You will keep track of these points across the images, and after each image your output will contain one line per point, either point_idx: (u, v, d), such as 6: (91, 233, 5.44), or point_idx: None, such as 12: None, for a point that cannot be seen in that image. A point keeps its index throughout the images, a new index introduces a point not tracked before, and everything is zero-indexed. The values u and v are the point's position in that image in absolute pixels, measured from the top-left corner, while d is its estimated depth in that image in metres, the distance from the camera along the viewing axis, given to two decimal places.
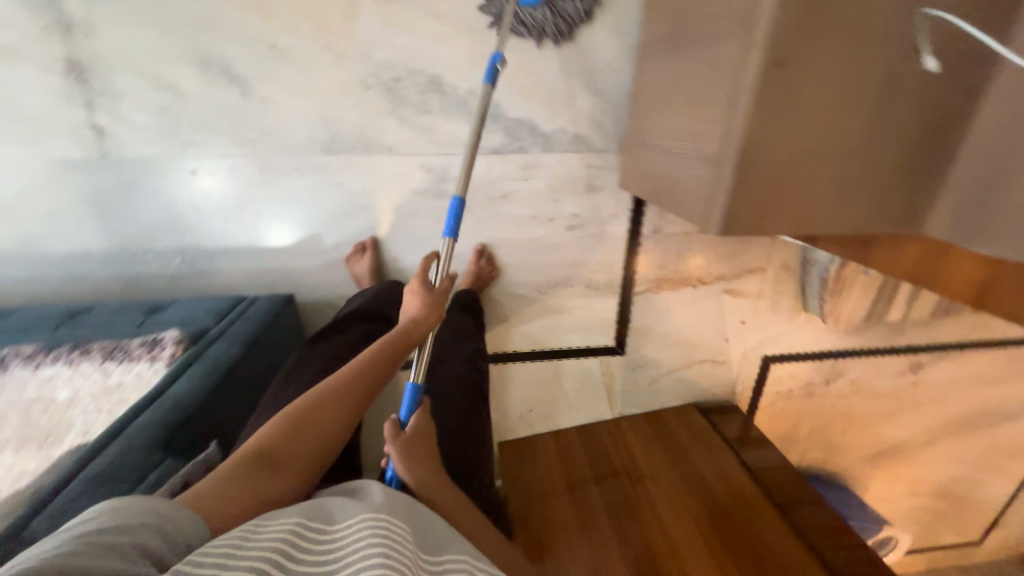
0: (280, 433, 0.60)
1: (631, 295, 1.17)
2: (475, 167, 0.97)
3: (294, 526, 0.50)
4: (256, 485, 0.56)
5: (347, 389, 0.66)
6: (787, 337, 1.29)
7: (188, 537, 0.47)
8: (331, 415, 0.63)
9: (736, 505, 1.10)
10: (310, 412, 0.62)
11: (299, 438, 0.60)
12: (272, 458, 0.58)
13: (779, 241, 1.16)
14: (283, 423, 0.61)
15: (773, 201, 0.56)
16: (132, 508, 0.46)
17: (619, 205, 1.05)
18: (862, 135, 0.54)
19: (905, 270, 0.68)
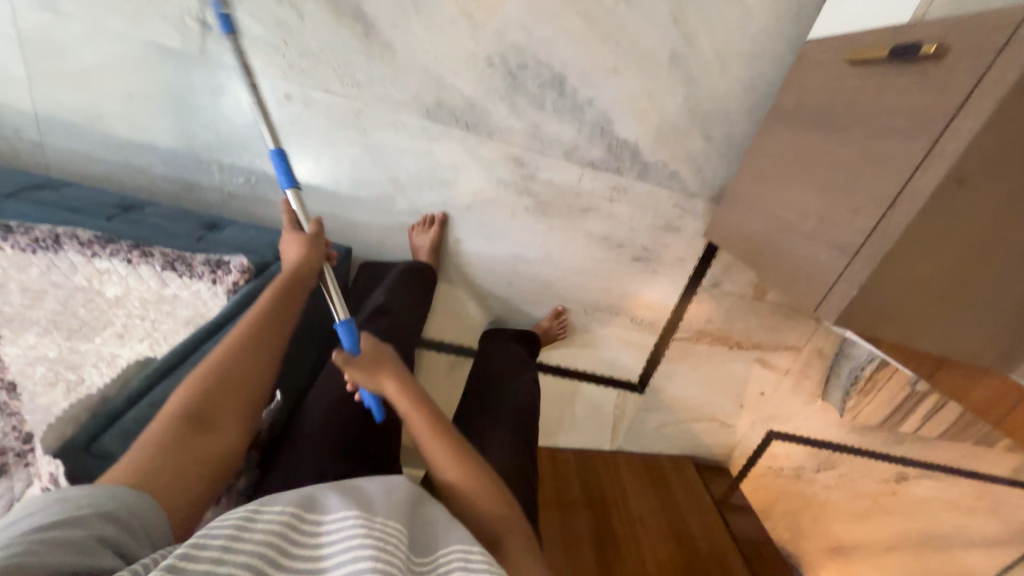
0: (202, 388, 0.54)
1: (669, 339, 1.16)
2: (567, 174, 0.95)
3: (283, 524, 0.43)
4: (192, 449, 0.50)
5: (252, 330, 0.60)
6: (797, 419, 1.31)
7: (151, 527, 0.44)
8: (246, 358, 0.58)
9: (714, 564, 1.13)
10: (220, 360, 0.56)
11: (222, 388, 0.55)
12: (197, 415, 0.52)
13: (823, 327, 1.17)
14: (199, 379, 0.55)
15: (898, 310, 0.56)
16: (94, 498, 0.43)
17: (689, 250, 1.05)
18: (1003, 270, 0.54)
19: (971, 403, 0.71)
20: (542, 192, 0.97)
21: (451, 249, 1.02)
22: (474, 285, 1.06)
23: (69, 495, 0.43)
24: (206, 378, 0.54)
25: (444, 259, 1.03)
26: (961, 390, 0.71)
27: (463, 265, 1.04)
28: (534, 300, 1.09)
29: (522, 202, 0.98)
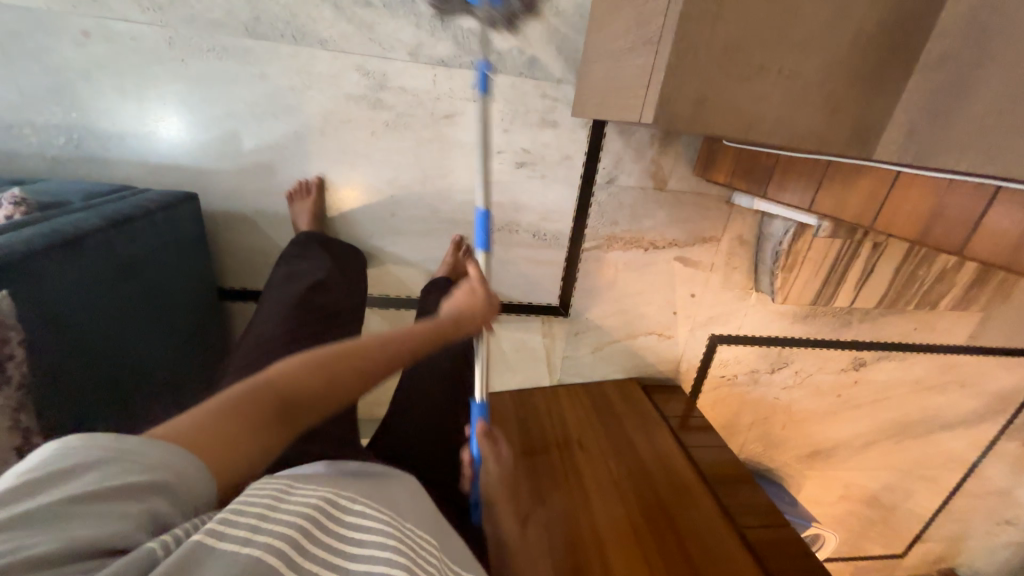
0: (304, 380, 0.46)
1: (579, 251, 1.10)
2: (418, 78, 0.89)
3: (316, 504, 0.43)
4: (268, 443, 0.41)
5: (389, 354, 0.54)
6: (736, 317, 1.25)
7: (189, 493, 0.36)
8: (357, 372, 0.50)
9: (673, 493, 1.00)
10: (344, 354, 0.50)
11: (323, 391, 0.47)
12: (292, 408, 0.44)
13: (736, 210, 1.11)
14: (319, 362, 0.47)
15: (715, 92, 0.50)
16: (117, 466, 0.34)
17: (573, 145, 0.98)
18: (816, 24, 0.48)
19: (853, 213, 0.64)
20: (398, 102, 0.90)
21: (337, 211, 0.98)
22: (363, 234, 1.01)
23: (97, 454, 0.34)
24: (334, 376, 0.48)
25: (333, 223, 0.98)
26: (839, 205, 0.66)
27: (351, 219, 0.99)
28: (423, 227, 1.02)
29: (380, 117, 0.91)
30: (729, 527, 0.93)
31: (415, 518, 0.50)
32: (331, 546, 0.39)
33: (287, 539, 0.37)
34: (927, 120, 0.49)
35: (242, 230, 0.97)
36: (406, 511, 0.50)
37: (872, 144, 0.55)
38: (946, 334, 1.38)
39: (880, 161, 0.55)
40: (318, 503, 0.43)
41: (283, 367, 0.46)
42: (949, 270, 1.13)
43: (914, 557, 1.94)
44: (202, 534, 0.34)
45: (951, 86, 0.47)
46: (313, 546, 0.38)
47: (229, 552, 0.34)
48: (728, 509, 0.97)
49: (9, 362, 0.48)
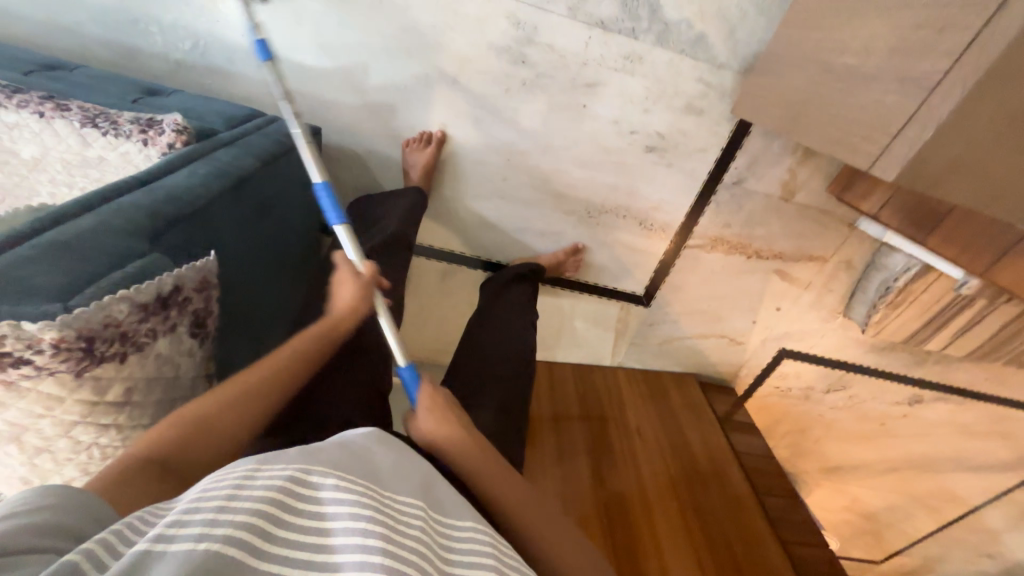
0: (183, 436, 0.44)
1: (680, 246, 1.06)
2: (571, 37, 0.80)
3: (287, 481, 0.38)
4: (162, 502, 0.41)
5: (272, 386, 0.50)
6: (813, 336, 1.23)
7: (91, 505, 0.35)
8: (241, 412, 0.47)
9: (716, 485, 1.07)
10: (202, 411, 0.46)
11: (205, 445, 0.45)
12: (173, 466, 0.43)
13: (855, 233, 1.04)
14: (178, 425, 0.44)
15: (970, 157, 0.48)
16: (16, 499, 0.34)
17: (712, 139, 0.90)
18: None
19: None
20: (541, 61, 0.82)
21: (450, 168, 0.94)
22: (468, 193, 0.97)
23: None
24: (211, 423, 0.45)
25: (442, 178, 0.95)
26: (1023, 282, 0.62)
27: (460, 178, 0.95)
28: (531, 196, 0.98)
29: (517, 74, 0.84)
30: (766, 523, 1.02)
31: (407, 481, 0.45)
32: (303, 529, 0.36)
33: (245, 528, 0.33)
34: None
35: (351, 169, 0.94)
36: (391, 478, 0.44)
37: None
38: (1016, 390, 1.36)
39: None
40: (287, 482, 0.38)
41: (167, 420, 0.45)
42: None
43: None
44: (148, 541, 0.31)
45: None
46: (274, 539, 0.34)
47: (176, 553, 0.30)
48: (764, 506, 1.06)
49: (208, 319, 0.51)
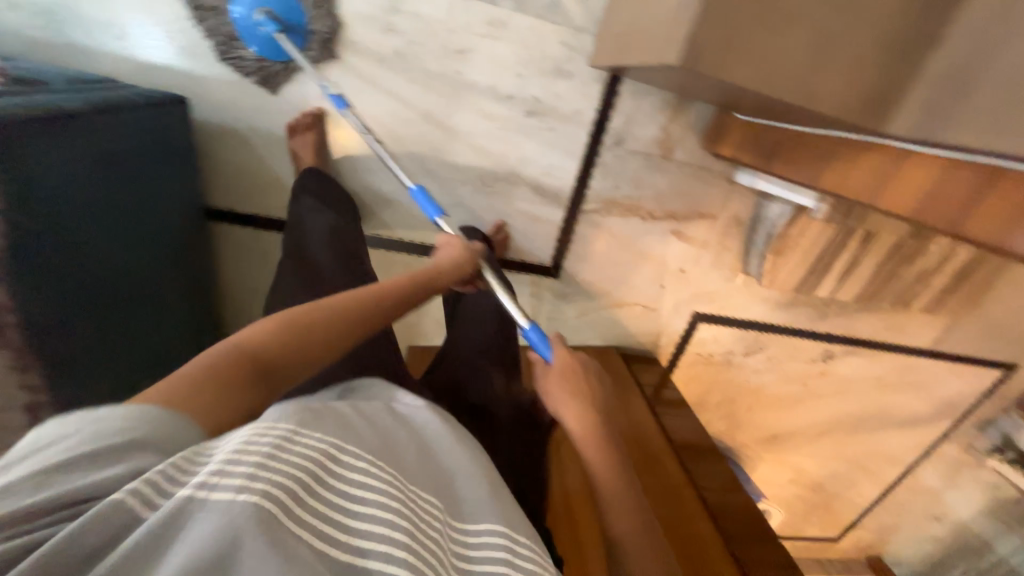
0: (267, 350, 0.52)
1: (578, 212, 1.09)
2: (435, 6, 0.85)
3: (321, 455, 0.41)
4: (253, 395, 0.49)
5: (340, 316, 0.59)
6: (721, 297, 1.27)
7: (178, 440, 0.41)
8: (305, 334, 0.55)
9: (646, 463, 1.03)
10: (305, 325, 0.56)
11: (284, 355, 0.53)
12: (271, 368, 0.52)
13: (736, 189, 1.11)
14: (281, 326, 0.54)
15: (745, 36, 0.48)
16: (65, 426, 0.38)
17: (585, 100, 0.96)
18: None
19: (852, 188, 0.66)
20: (410, 30, 0.86)
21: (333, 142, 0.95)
22: (357, 168, 0.97)
23: (34, 443, 0.37)
24: (305, 338, 0.55)
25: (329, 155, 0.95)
26: (843, 178, 0.67)
27: (345, 152, 0.96)
28: (423, 168, 0.99)
29: (388, 43, 0.87)
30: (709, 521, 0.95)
31: (426, 472, 0.49)
32: (325, 507, 0.39)
33: (280, 492, 0.36)
34: (942, 101, 0.51)
35: (230, 146, 0.93)
36: (411, 465, 0.48)
37: (888, 121, 0.56)
38: (913, 336, 1.45)
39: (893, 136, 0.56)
40: (321, 457, 0.41)
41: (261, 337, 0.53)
42: (927, 272, 1.17)
43: (850, 545, 2.07)
44: (191, 488, 0.35)
45: (970, 64, 0.49)
46: (301, 513, 0.37)
47: (218, 503, 0.34)
48: (703, 496, 1.00)
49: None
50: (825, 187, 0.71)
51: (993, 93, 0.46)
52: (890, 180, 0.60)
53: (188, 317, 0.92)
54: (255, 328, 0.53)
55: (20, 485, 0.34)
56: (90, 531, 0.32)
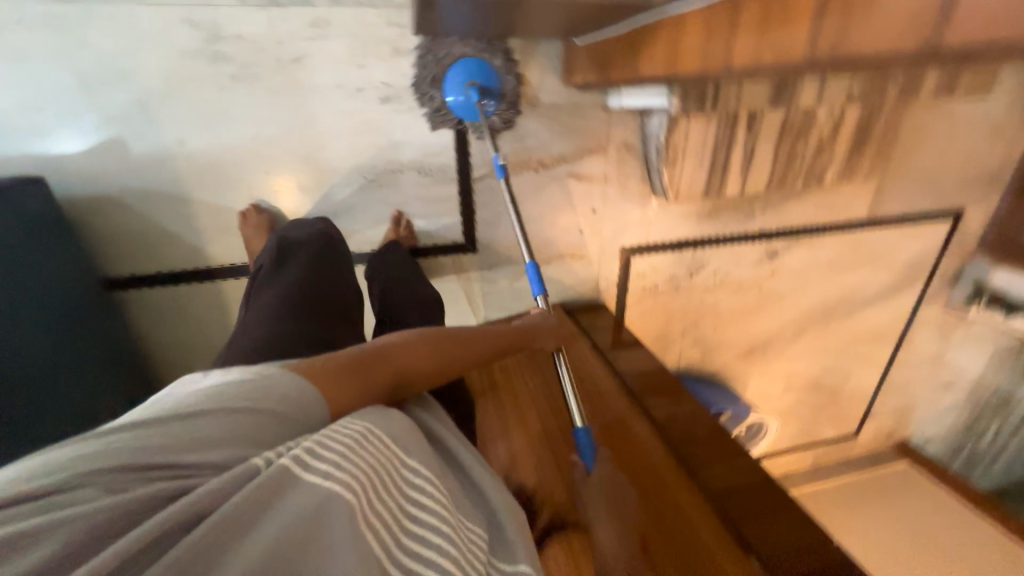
0: (405, 369, 0.62)
1: (471, 181, 1.10)
2: (254, 24, 0.87)
3: (390, 459, 0.47)
4: (378, 393, 0.56)
5: (456, 358, 0.69)
6: (643, 226, 1.28)
7: (310, 417, 0.48)
8: (430, 364, 0.65)
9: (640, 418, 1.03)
10: (438, 348, 0.66)
11: (413, 376, 0.63)
12: (400, 375, 0.60)
13: (614, 116, 1.13)
14: (418, 349, 0.64)
15: None
16: (223, 381, 0.48)
17: (433, 73, 0.98)
18: None
19: (661, 61, 0.68)
20: (238, 53, 0.89)
21: (206, 182, 0.96)
22: (239, 200, 0.99)
23: (221, 379, 0.48)
24: (429, 360, 0.64)
25: (216, 196, 0.97)
26: (655, 58, 0.69)
27: (226, 190, 0.97)
28: (302, 181, 1.00)
29: (222, 70, 0.89)
30: (658, 444, 0.83)
31: (466, 505, 0.54)
32: (392, 503, 0.44)
33: (359, 481, 0.41)
34: None
35: (106, 213, 0.94)
36: (458, 500, 0.53)
37: None
38: (847, 210, 1.45)
39: None
40: (394, 457, 0.48)
41: (397, 347, 0.62)
42: (824, 141, 1.18)
43: (872, 436, 2.04)
44: (289, 461, 0.40)
45: None
46: (371, 509, 0.41)
47: (307, 483, 0.39)
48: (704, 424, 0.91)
49: None
50: (648, 72, 0.72)
51: None
52: (680, 42, 0.64)
53: (122, 379, 0.95)
54: (404, 339, 0.63)
55: (188, 416, 0.43)
56: (227, 483, 0.38)
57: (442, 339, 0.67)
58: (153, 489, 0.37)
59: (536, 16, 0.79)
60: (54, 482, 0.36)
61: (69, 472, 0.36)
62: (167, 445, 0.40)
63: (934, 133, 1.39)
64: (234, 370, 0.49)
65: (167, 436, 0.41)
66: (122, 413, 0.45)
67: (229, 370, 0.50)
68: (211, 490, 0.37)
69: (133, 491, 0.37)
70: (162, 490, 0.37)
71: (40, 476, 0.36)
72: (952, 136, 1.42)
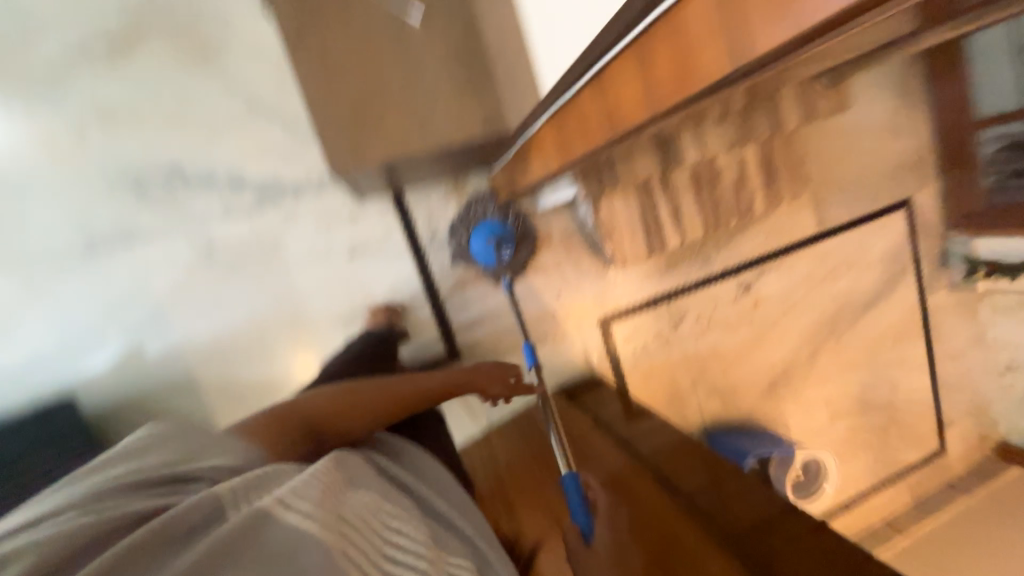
0: (323, 418, 0.72)
1: (440, 299, 1.22)
2: (238, 231, 1.09)
3: (365, 505, 0.49)
4: (292, 441, 0.69)
5: (380, 403, 0.75)
6: (609, 295, 1.37)
7: (238, 450, 0.62)
8: (350, 413, 0.72)
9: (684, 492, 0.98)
10: (354, 394, 0.74)
11: (333, 422, 0.72)
12: (311, 425, 0.71)
13: (550, 213, 1.31)
14: (335, 399, 0.73)
15: (366, 131, 0.74)
16: (174, 433, 0.62)
17: (387, 223, 1.18)
18: (400, 79, 0.73)
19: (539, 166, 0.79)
20: (228, 255, 1.09)
21: (212, 367, 1.10)
22: (241, 373, 1.11)
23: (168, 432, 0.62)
24: (347, 407, 0.73)
25: (221, 377, 1.10)
26: (534, 164, 0.80)
27: (230, 369, 1.11)
28: (291, 342, 1.13)
29: (217, 271, 1.09)
30: (692, 522, 0.76)
31: (458, 553, 0.54)
32: (367, 539, 0.45)
33: (330, 522, 0.43)
34: (516, 93, 0.70)
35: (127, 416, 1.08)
36: (442, 544, 0.53)
37: (507, 120, 0.76)
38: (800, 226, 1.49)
39: (518, 126, 0.75)
40: (371, 503, 0.50)
41: (307, 403, 0.73)
42: (737, 180, 1.33)
43: None
44: (267, 505, 0.42)
45: (511, 66, 0.69)
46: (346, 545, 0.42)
47: (284, 522, 0.41)
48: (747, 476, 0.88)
49: None
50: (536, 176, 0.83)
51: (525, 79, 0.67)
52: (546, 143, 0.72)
53: None
54: (319, 395, 0.74)
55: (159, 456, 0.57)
56: (194, 511, 0.44)
57: (366, 388, 0.75)
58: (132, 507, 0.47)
59: (449, 165, 0.98)
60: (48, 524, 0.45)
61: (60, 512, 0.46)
62: (144, 471, 0.53)
63: (854, 144, 1.46)
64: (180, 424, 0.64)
65: (141, 469, 0.54)
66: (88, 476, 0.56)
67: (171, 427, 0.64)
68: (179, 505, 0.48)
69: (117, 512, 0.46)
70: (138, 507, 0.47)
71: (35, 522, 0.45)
72: (874, 141, 1.47)
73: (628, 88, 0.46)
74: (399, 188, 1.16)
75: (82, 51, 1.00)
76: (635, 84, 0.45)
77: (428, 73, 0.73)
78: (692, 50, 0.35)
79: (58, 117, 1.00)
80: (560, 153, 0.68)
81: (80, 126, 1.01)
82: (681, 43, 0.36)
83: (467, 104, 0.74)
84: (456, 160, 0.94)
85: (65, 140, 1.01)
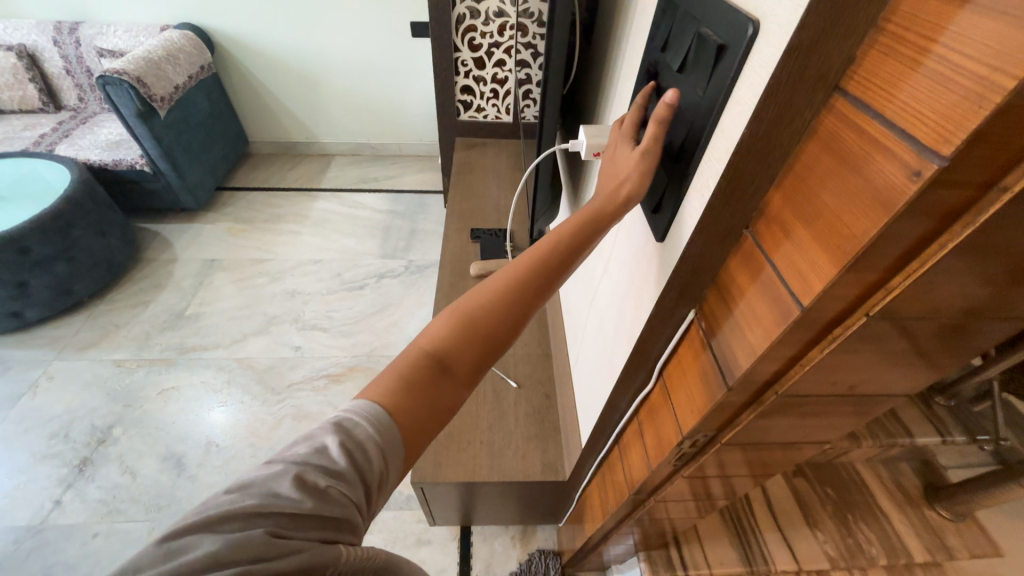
0: (455, 340, 0.48)
1: None
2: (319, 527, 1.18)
3: None
4: (436, 394, 0.46)
5: (513, 304, 0.48)
6: None
7: (391, 454, 0.43)
8: (496, 309, 0.48)
9: None
10: (461, 318, 0.48)
11: (470, 346, 0.48)
12: (442, 364, 0.47)
13: None
14: (446, 325, 0.49)
15: (447, 454, 0.88)
16: (340, 446, 0.40)
17: (447, 559, 1.18)
18: (488, 420, 0.93)
19: (595, 511, 0.81)
20: None
21: None
22: None
23: (320, 442, 0.41)
24: (466, 326, 0.48)
25: None
26: (593, 508, 0.83)
27: None
28: None
29: None
30: None
31: None
32: None
33: None
34: (572, 449, 0.88)
35: None
36: None
37: (562, 469, 0.89)
38: None
39: (569, 477, 0.88)
40: None
41: (454, 312, 0.49)
42: None
43: None
44: None
45: (570, 428, 0.90)
46: None
47: None
48: None
49: None
50: (589, 524, 0.85)
51: (576, 440, 0.87)
52: (605, 486, 0.76)
53: None
54: (449, 311, 0.49)
55: (281, 512, 0.36)
56: None
57: (495, 279, 0.50)
58: (298, 554, 0.35)
59: (517, 508, 1.06)
60: (198, 537, 0.34)
61: (221, 537, 0.34)
62: (262, 542, 0.34)
63: None
64: (352, 424, 0.42)
65: (261, 535, 0.34)
66: (229, 487, 0.37)
67: (337, 428, 0.42)
68: (351, 557, 0.38)
69: (276, 565, 0.34)
70: (300, 559, 0.35)
71: (194, 534, 0.34)
72: None
73: (634, 453, 0.62)
74: (466, 525, 1.22)
75: (312, 381, 1.47)
76: (639, 450, 0.61)
77: (511, 421, 0.94)
78: (661, 426, 0.53)
79: (271, 412, 1.39)
80: (602, 506, 0.78)
81: (281, 418, 1.38)
82: (655, 419, 0.54)
83: (533, 449, 0.90)
84: (522, 502, 1.01)
85: (266, 423, 1.37)
